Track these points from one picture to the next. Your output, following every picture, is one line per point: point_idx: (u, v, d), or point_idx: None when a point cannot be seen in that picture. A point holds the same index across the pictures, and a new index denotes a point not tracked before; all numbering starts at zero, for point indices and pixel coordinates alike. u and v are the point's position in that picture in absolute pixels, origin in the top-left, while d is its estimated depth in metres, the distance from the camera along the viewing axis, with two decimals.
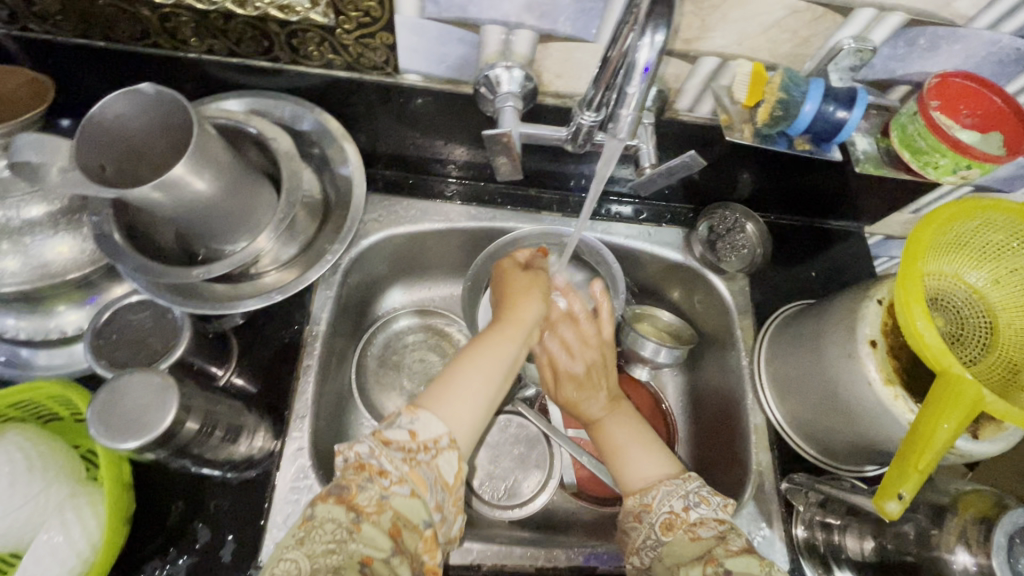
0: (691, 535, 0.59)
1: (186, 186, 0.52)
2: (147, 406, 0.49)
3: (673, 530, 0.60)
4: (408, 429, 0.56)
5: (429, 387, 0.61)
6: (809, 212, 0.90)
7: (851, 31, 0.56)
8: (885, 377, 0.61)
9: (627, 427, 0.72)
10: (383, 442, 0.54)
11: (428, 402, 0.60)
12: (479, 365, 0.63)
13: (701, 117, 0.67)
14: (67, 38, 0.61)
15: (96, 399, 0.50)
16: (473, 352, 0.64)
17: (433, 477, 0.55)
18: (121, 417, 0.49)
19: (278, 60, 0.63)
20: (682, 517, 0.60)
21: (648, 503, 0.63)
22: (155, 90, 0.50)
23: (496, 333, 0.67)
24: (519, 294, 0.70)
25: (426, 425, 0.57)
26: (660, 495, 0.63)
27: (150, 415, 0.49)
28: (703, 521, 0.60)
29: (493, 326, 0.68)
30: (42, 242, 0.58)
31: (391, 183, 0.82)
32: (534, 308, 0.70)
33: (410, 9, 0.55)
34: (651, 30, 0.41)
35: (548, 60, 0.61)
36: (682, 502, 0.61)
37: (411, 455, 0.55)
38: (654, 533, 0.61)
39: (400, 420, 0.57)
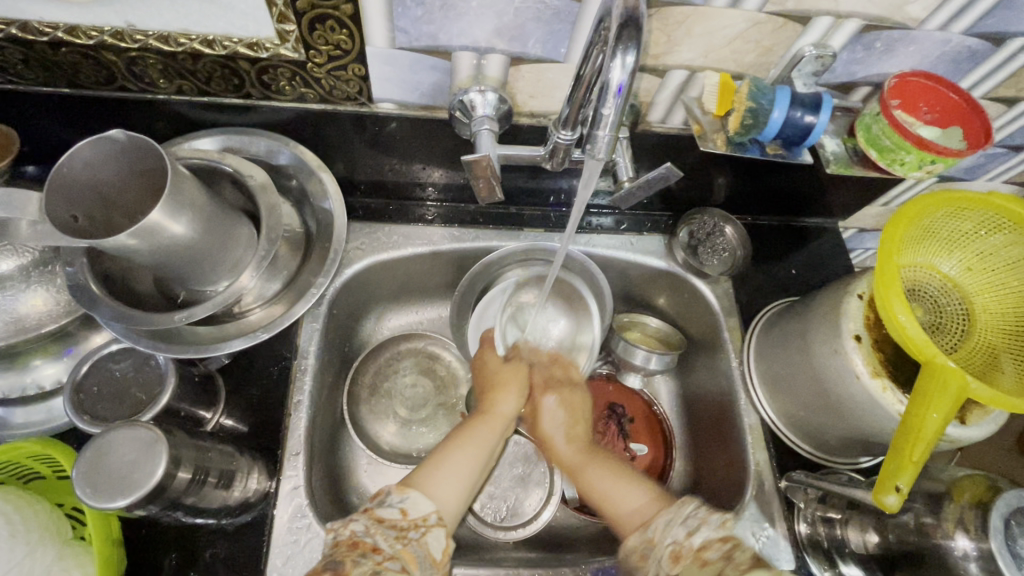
0: (700, 563, 0.56)
1: (162, 232, 0.51)
2: (137, 461, 0.48)
3: (681, 562, 0.57)
4: (398, 508, 0.58)
5: (418, 470, 0.64)
6: (785, 211, 0.92)
7: (811, 38, 0.58)
8: (872, 370, 0.62)
9: (608, 471, 0.71)
10: (377, 522, 0.55)
11: (418, 482, 0.62)
12: (464, 450, 0.68)
13: (673, 128, 0.69)
14: (30, 86, 0.59)
15: (82, 459, 0.48)
16: (454, 441, 0.69)
17: (422, 555, 0.55)
18: (108, 476, 0.47)
19: (250, 96, 0.62)
20: (687, 547, 0.57)
21: (651, 537, 0.60)
22: (127, 136, 0.49)
23: (472, 425, 0.72)
24: (500, 388, 0.76)
25: (415, 503, 0.59)
26: (663, 525, 0.60)
27: (139, 470, 0.48)
28: (709, 544, 0.57)
29: (472, 420, 0.73)
30: (15, 297, 0.57)
31: (371, 211, 0.82)
32: (509, 404, 0.75)
33: (381, 40, 0.56)
34: (622, 52, 0.42)
35: (521, 82, 0.62)
36: (684, 530, 0.59)
37: (403, 534, 0.56)
38: (662, 570, 0.58)
39: (390, 497, 0.59)
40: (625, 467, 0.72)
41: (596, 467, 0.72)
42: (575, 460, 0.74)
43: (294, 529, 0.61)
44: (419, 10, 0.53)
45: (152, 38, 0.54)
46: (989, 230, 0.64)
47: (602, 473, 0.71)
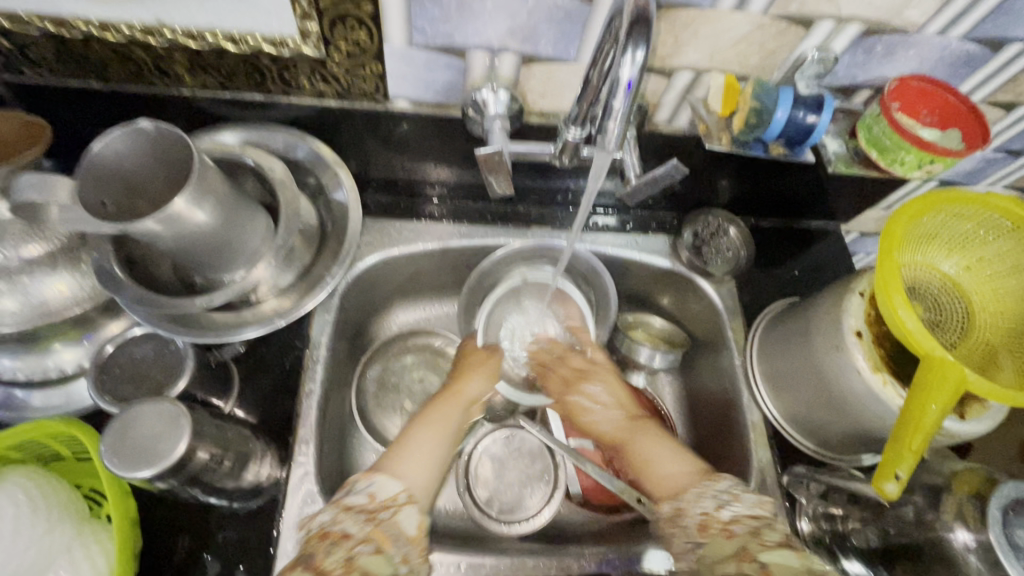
0: (726, 534, 0.59)
1: (186, 220, 0.53)
2: (161, 434, 0.49)
3: (709, 531, 0.60)
4: (366, 493, 0.59)
5: (386, 454, 0.65)
6: (787, 214, 0.94)
7: (814, 42, 0.60)
8: (873, 365, 0.64)
9: (665, 442, 0.72)
10: (344, 509, 0.57)
11: (386, 466, 0.63)
12: (430, 428, 0.69)
13: (679, 128, 0.71)
14: (60, 80, 0.62)
15: (108, 433, 0.50)
16: (419, 421, 0.70)
17: (396, 532, 0.57)
18: (137, 446, 0.49)
19: (270, 92, 0.65)
20: (716, 517, 0.60)
21: (681, 506, 0.63)
22: (156, 126, 0.51)
23: (439, 407, 0.72)
24: (468, 370, 0.77)
25: (382, 486, 0.60)
26: (694, 496, 0.63)
27: (164, 443, 0.49)
28: (738, 519, 0.60)
29: (436, 399, 0.74)
30: (40, 282, 0.58)
31: (382, 207, 0.84)
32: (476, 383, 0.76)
33: (398, 39, 0.58)
34: (632, 48, 0.44)
35: (532, 81, 0.64)
36: (715, 502, 0.62)
37: (372, 516, 0.57)
38: (692, 536, 0.61)
39: (357, 485, 0.60)
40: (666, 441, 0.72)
41: (636, 442, 0.73)
42: (623, 432, 0.76)
43: (305, 514, 0.62)
44: (436, 10, 0.55)
45: (180, 34, 0.57)
46: (995, 234, 0.65)
47: (640, 447, 0.72)
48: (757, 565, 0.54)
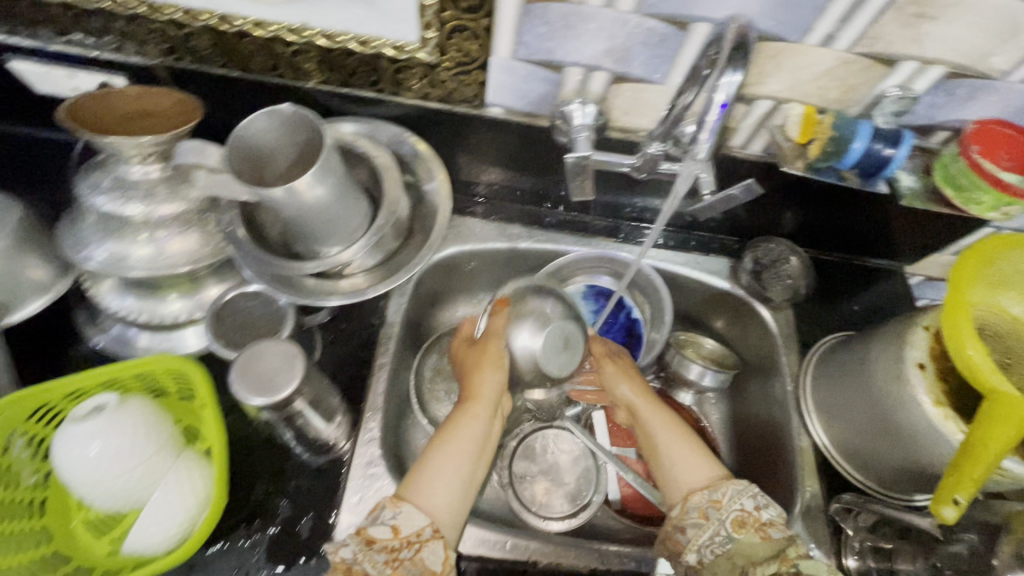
0: (762, 534, 0.61)
1: (305, 194, 0.59)
2: (279, 369, 0.56)
3: (745, 528, 0.62)
4: (390, 525, 0.58)
5: (413, 477, 0.63)
6: (850, 250, 0.95)
7: (895, 81, 0.62)
8: (935, 399, 0.64)
9: (678, 437, 0.73)
10: (368, 544, 0.56)
11: (411, 492, 0.61)
12: (452, 449, 0.66)
13: (752, 154, 0.75)
14: (208, 67, 0.71)
15: (234, 363, 0.55)
16: (445, 438, 0.66)
17: (417, 572, 0.56)
18: (258, 376, 0.55)
19: (382, 91, 0.72)
20: (754, 517, 0.62)
21: (717, 499, 0.64)
22: (294, 109, 0.59)
23: (463, 416, 0.69)
24: (481, 365, 0.72)
25: (408, 518, 0.59)
26: (731, 492, 0.64)
27: (278, 379, 0.55)
28: (774, 522, 0.62)
29: (460, 407, 0.70)
30: (168, 238, 0.65)
31: (460, 206, 0.91)
32: (495, 379, 0.71)
33: (505, 51, 0.65)
34: (730, 71, 0.48)
35: (619, 99, 0.69)
36: (754, 502, 0.63)
37: (393, 555, 0.56)
38: (725, 530, 0.62)
39: (384, 514, 0.59)
40: (694, 441, 0.72)
41: (664, 439, 0.73)
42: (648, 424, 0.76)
43: (370, 475, 0.68)
44: (543, 28, 0.61)
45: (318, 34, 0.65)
46: None
47: (667, 438, 0.73)
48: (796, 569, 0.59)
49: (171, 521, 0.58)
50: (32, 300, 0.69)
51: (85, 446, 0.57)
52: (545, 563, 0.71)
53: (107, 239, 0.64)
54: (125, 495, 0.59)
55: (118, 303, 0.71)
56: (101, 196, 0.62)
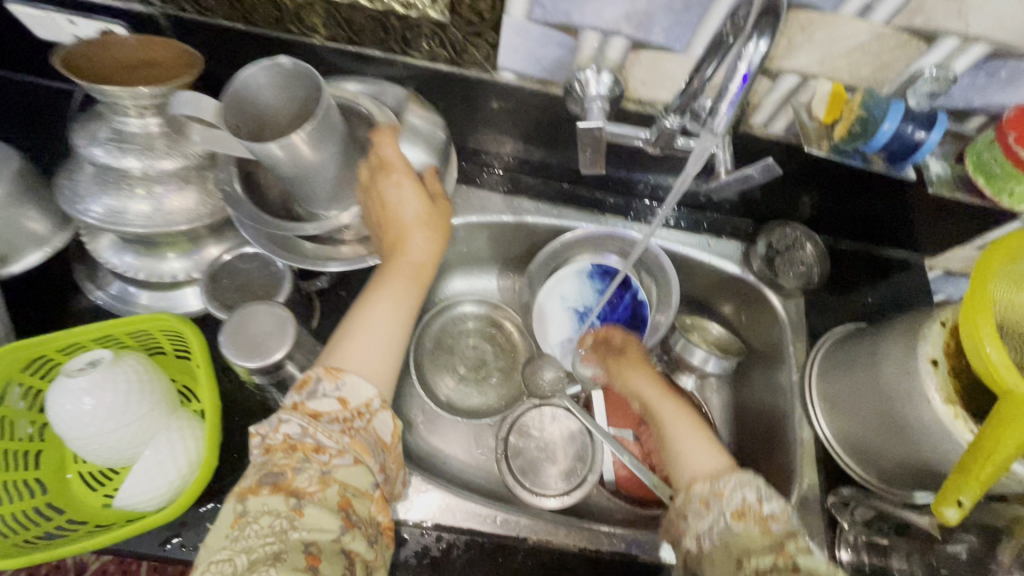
0: (762, 527, 0.58)
1: (302, 151, 0.57)
2: (269, 333, 0.55)
3: (745, 519, 0.58)
4: (336, 398, 0.53)
5: (341, 344, 0.57)
6: (868, 239, 0.92)
7: (934, 59, 0.58)
8: (945, 396, 0.62)
9: (685, 420, 0.71)
10: (314, 419, 0.52)
11: (346, 361, 0.56)
12: (382, 309, 0.60)
13: (774, 133, 0.71)
14: (211, 18, 0.68)
15: (226, 326, 0.55)
16: (370, 298, 0.60)
17: (373, 442, 0.53)
18: (249, 340, 0.54)
19: (390, 50, 0.69)
20: (755, 508, 0.59)
21: (720, 489, 0.61)
22: (293, 63, 0.55)
23: (389, 276, 0.62)
24: (405, 229, 0.64)
25: (353, 389, 0.54)
26: (733, 483, 0.61)
27: (272, 342, 0.55)
28: (775, 516, 0.58)
29: (382, 268, 0.63)
30: (169, 194, 0.63)
31: (467, 175, 0.88)
32: (423, 244, 0.65)
33: (519, 12, 0.61)
34: (756, 38, 0.45)
35: (637, 68, 0.66)
36: (756, 495, 0.60)
37: (348, 426, 0.53)
38: (724, 519, 0.59)
39: (323, 388, 0.53)
40: (702, 430, 0.69)
41: (674, 426, 0.71)
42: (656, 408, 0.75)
43: None
44: None
45: None
46: None
47: (679, 425, 0.71)
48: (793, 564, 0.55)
49: (161, 480, 0.58)
50: (31, 253, 0.68)
51: (77, 401, 0.57)
52: (534, 540, 0.70)
53: (104, 192, 0.62)
54: (118, 451, 0.60)
55: (118, 261, 0.70)
56: (98, 148, 0.61)
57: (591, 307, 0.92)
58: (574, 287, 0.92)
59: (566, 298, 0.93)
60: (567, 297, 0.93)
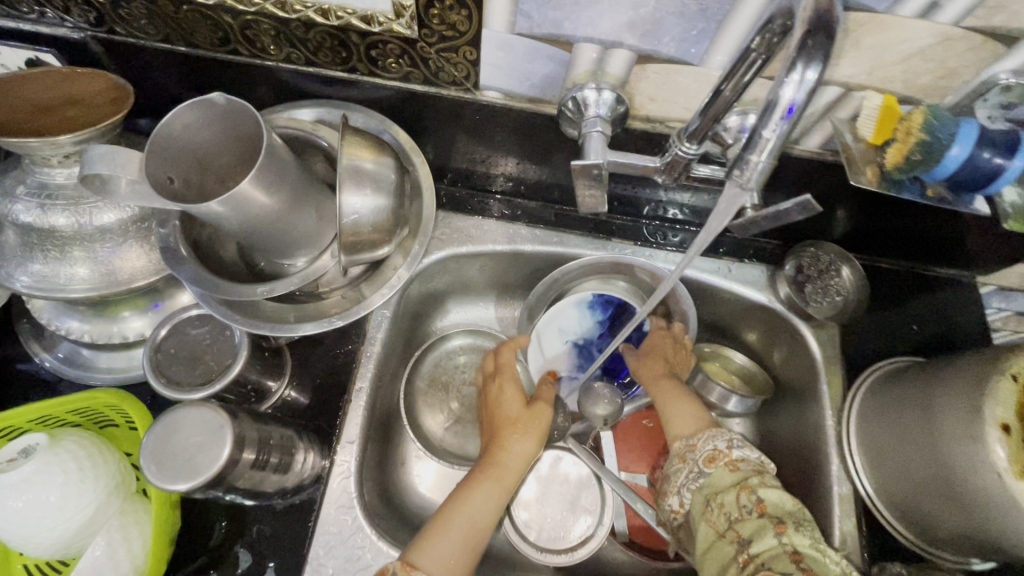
0: (731, 467, 0.61)
1: (251, 204, 0.49)
2: (199, 446, 0.48)
3: (715, 464, 0.62)
4: None
5: (424, 538, 0.60)
6: (914, 255, 0.80)
7: (1011, 64, 0.47)
8: (1019, 469, 0.52)
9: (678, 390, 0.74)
10: None
11: (421, 559, 0.58)
12: (468, 511, 0.64)
13: (808, 150, 0.60)
14: (149, 42, 0.59)
15: (152, 433, 0.49)
16: (463, 494, 0.65)
17: None
18: (177, 455, 0.47)
19: (354, 71, 0.60)
20: (725, 453, 0.62)
21: (693, 442, 0.66)
22: (227, 99, 0.47)
23: (481, 477, 0.67)
24: (512, 434, 0.70)
25: None
26: (706, 436, 0.65)
27: (204, 455, 0.48)
28: (745, 458, 0.62)
29: (479, 467, 0.68)
30: (113, 251, 0.56)
31: (456, 200, 0.79)
32: (520, 448, 0.69)
33: (499, 24, 0.51)
34: (803, 65, 0.33)
35: (644, 83, 0.56)
36: (726, 442, 0.64)
37: None
38: (697, 467, 0.63)
39: None
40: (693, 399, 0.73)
41: (668, 398, 0.74)
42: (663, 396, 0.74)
43: (339, 519, 0.60)
44: None
45: (269, 2, 0.53)
46: None
47: (670, 394, 0.74)
48: (754, 495, 0.57)
49: None
50: None
51: (9, 498, 0.51)
52: None
53: (32, 257, 0.55)
54: (57, 549, 0.53)
55: (64, 325, 0.62)
56: (18, 205, 0.53)
57: (593, 340, 0.83)
58: (574, 318, 0.82)
59: (565, 330, 0.82)
60: (567, 329, 0.82)
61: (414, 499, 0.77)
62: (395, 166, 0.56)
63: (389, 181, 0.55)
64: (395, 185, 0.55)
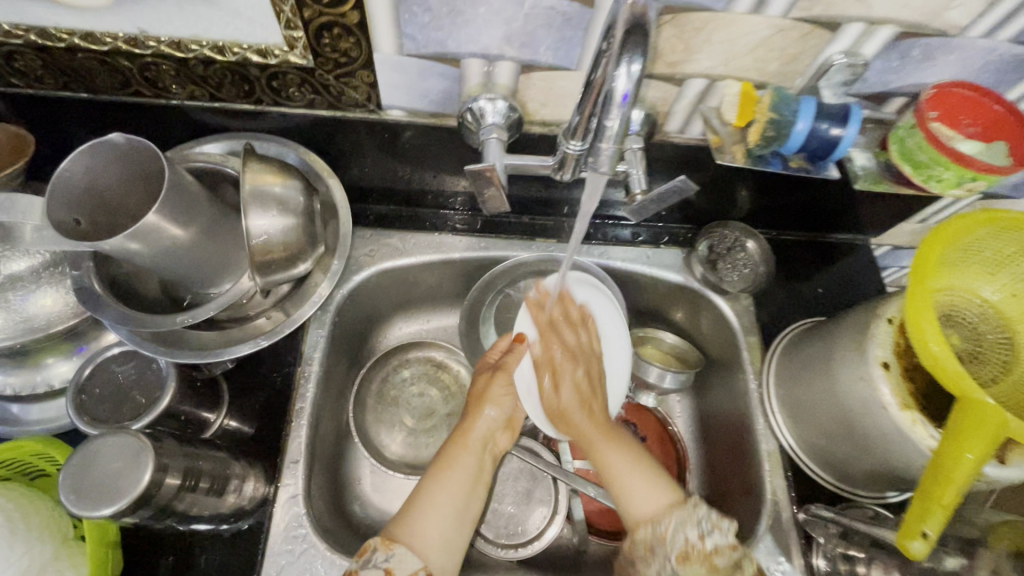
0: (708, 566, 0.57)
1: (162, 236, 0.51)
2: (120, 471, 0.49)
3: (689, 563, 0.57)
4: (383, 568, 0.55)
5: (401, 516, 0.61)
6: (813, 226, 0.88)
7: (841, 46, 0.54)
8: (902, 401, 0.58)
9: (624, 453, 0.67)
10: None
11: (403, 533, 0.59)
12: (443, 481, 0.64)
13: (692, 138, 0.66)
14: (48, 90, 0.60)
15: (69, 463, 0.49)
16: (435, 471, 0.66)
17: None
18: (94, 483, 0.48)
19: (260, 102, 0.62)
20: (698, 548, 0.58)
21: (661, 534, 0.59)
22: (126, 139, 0.49)
23: (456, 452, 0.68)
24: (483, 401, 0.72)
25: (401, 560, 0.56)
26: (674, 525, 0.60)
27: (125, 479, 0.48)
28: (719, 549, 0.57)
29: (450, 444, 0.69)
30: (26, 298, 0.58)
31: (382, 217, 0.81)
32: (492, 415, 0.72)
33: (388, 47, 0.55)
34: (627, 59, 0.39)
35: (532, 90, 0.60)
36: (697, 531, 0.59)
37: None
38: (669, 566, 0.58)
39: (375, 556, 0.56)
40: (638, 457, 0.67)
41: (612, 456, 0.67)
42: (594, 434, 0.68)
43: (289, 538, 0.61)
44: (426, 16, 0.52)
45: (164, 44, 0.55)
46: None
47: (616, 465, 0.66)
48: None
49: None
50: None
51: None
52: None
53: None
54: None
55: None
56: None
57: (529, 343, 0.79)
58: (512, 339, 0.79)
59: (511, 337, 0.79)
60: None
61: (370, 513, 0.78)
62: (303, 189, 0.59)
63: (296, 203, 0.58)
64: (304, 207, 0.58)
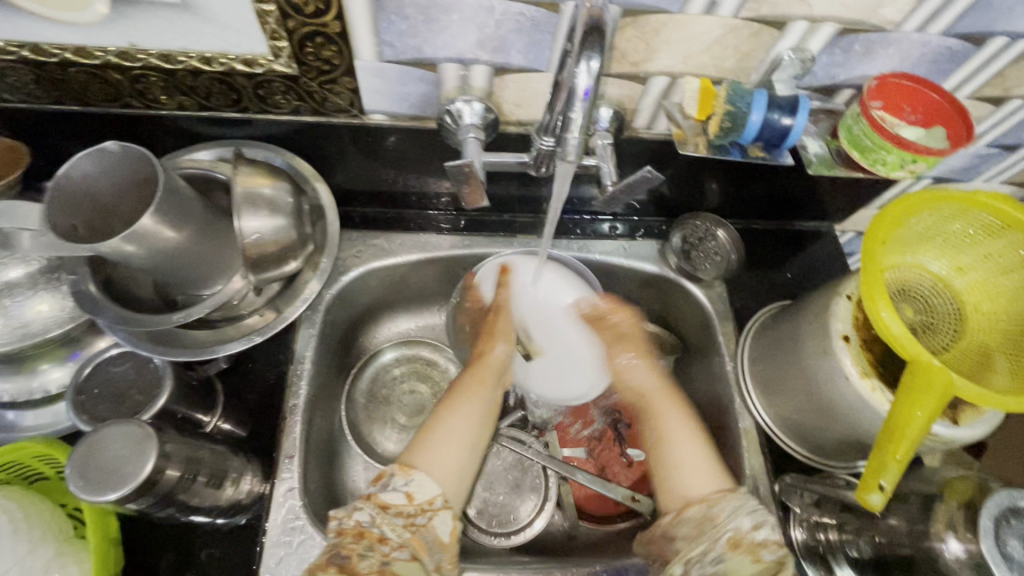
0: (754, 556, 0.59)
1: (156, 238, 0.53)
2: (125, 457, 0.51)
3: (739, 549, 0.59)
4: (403, 492, 0.60)
5: (415, 445, 0.65)
6: (781, 215, 0.92)
7: (789, 44, 0.59)
8: (862, 371, 0.62)
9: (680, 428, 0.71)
10: (382, 510, 0.58)
11: (420, 460, 0.64)
12: (458, 411, 0.70)
13: (659, 134, 0.70)
14: (38, 103, 0.62)
15: (75, 454, 0.52)
16: (452, 402, 0.71)
17: (432, 539, 0.58)
18: (102, 467, 0.50)
19: (246, 110, 0.65)
20: (749, 537, 0.59)
21: (715, 514, 0.61)
22: (120, 146, 0.52)
23: (468, 384, 0.73)
24: (494, 335, 0.77)
25: (420, 486, 0.61)
26: (730, 508, 0.61)
27: (129, 466, 0.51)
28: (767, 543, 0.59)
29: (465, 377, 0.74)
30: (22, 304, 0.60)
31: (368, 220, 0.84)
32: (502, 348, 0.77)
33: (369, 54, 0.58)
34: (587, 57, 0.43)
35: (506, 91, 0.64)
36: (751, 521, 0.60)
37: (409, 522, 0.58)
38: (717, 548, 0.59)
39: (395, 481, 0.61)
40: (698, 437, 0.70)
41: (672, 435, 0.70)
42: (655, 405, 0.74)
43: (287, 530, 0.63)
44: (403, 24, 0.55)
45: (153, 57, 0.57)
46: (976, 230, 0.63)
47: (675, 438, 0.70)
48: None
49: None
50: None
51: None
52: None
53: None
54: None
55: None
56: None
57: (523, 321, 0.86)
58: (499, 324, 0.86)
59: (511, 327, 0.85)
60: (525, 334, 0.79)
61: None
62: (292, 190, 0.62)
63: (285, 203, 0.61)
64: (293, 206, 0.61)
